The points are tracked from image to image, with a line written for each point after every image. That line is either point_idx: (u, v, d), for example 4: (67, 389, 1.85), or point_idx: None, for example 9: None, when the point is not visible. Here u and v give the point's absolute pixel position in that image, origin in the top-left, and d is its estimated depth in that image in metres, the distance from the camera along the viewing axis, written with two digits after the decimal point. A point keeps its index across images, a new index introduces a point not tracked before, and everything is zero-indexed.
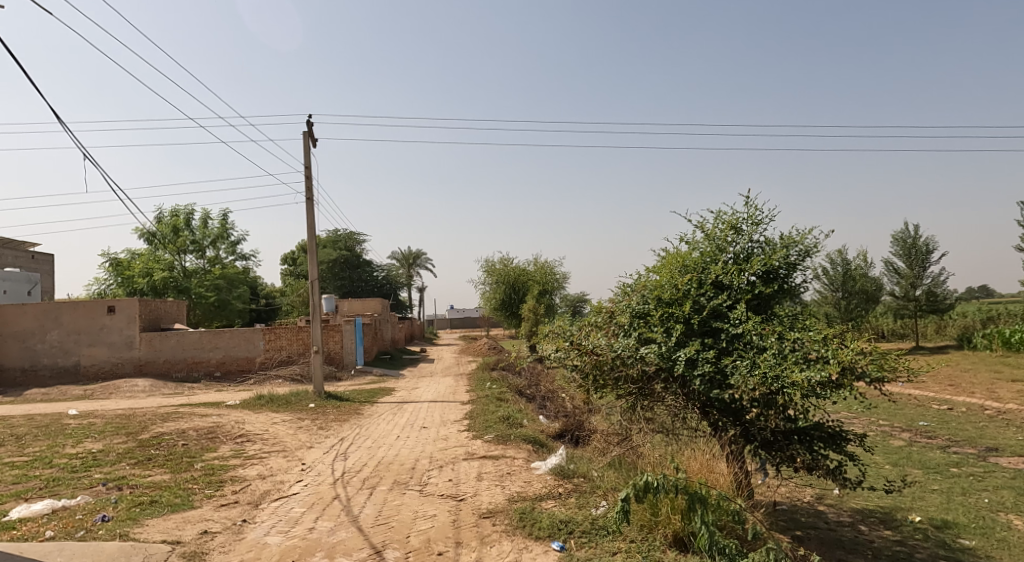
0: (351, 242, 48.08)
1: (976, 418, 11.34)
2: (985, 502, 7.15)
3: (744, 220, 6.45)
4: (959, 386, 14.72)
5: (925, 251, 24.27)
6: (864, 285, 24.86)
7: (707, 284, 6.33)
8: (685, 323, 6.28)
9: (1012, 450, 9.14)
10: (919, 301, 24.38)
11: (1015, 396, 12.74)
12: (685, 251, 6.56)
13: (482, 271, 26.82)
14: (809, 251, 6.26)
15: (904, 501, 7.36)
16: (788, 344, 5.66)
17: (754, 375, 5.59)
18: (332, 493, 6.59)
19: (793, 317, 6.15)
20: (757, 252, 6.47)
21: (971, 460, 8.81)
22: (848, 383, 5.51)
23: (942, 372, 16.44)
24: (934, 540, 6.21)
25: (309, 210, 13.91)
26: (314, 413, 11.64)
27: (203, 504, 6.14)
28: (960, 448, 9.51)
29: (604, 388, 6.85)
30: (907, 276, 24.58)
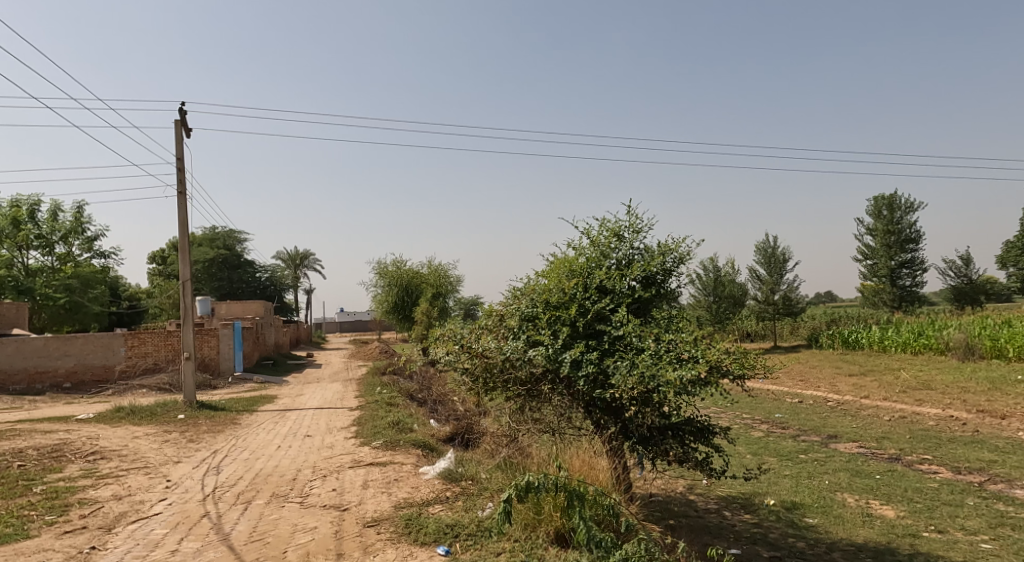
0: (229, 240, 45.44)
1: (821, 409, 12.76)
2: (827, 484, 8.07)
3: (626, 228, 6.88)
4: (808, 380, 16.46)
5: (783, 259, 26.82)
6: (732, 290, 27.03)
7: (592, 288, 6.68)
8: (571, 326, 6.58)
9: (849, 437, 10.35)
10: (777, 305, 26.89)
11: (852, 389, 14.44)
12: (572, 255, 6.89)
13: (373, 272, 26.30)
14: (683, 259, 6.78)
15: (762, 486, 8.14)
16: (664, 344, 6.11)
17: (633, 374, 5.95)
18: (201, 511, 6.25)
19: (668, 320, 6.63)
20: (637, 258, 6.92)
21: (816, 446, 9.90)
22: (714, 380, 6.05)
23: (795, 369, 18.29)
24: (785, 520, 6.96)
25: (181, 204, 13.04)
26: (182, 424, 10.92)
27: (42, 533, 5.61)
28: (807, 436, 10.65)
29: (494, 390, 7.05)
30: (768, 282, 27.02)
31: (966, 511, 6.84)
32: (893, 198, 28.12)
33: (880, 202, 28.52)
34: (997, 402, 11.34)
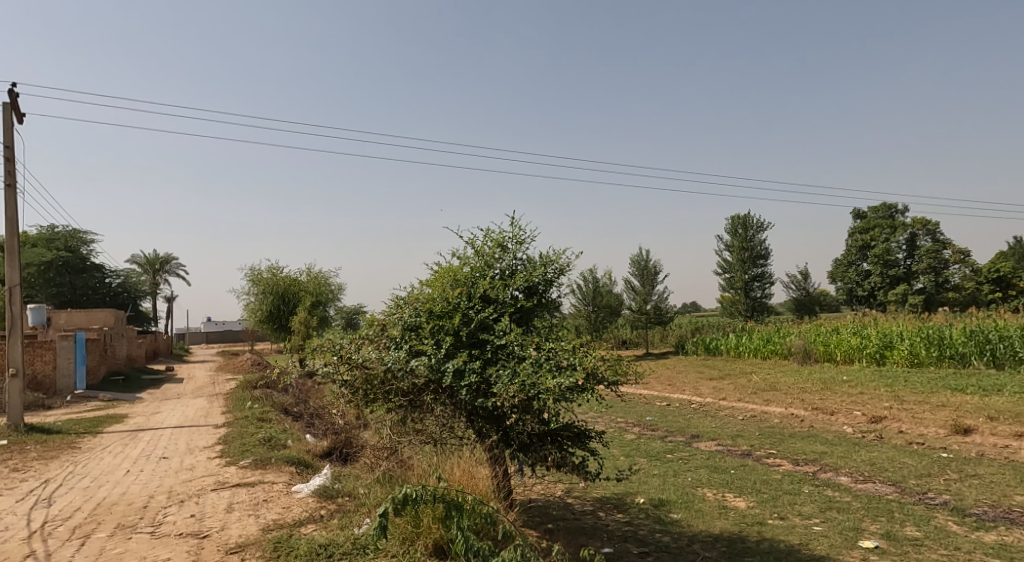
0: (74, 243, 40.95)
1: (686, 411, 13.72)
2: (689, 481, 8.69)
3: (510, 239, 7.04)
4: (676, 384, 17.64)
5: (654, 271, 28.56)
6: (609, 300, 28.33)
7: (476, 298, 6.79)
8: (454, 335, 6.63)
9: (709, 436, 11.22)
10: (649, 314, 28.57)
11: (713, 391, 15.67)
12: (457, 265, 6.95)
13: (245, 279, 24.83)
14: (563, 270, 7.06)
15: (632, 486, 8.62)
16: (544, 353, 6.31)
17: (514, 382, 6.09)
18: (26, 551, 5.60)
19: (549, 329, 6.86)
20: (520, 269, 7.10)
21: (681, 446, 10.64)
22: (590, 387, 6.32)
23: (664, 374, 19.53)
24: (653, 517, 7.42)
25: (9, 201, 11.64)
26: (7, 452, 9.68)
27: None
28: (673, 437, 11.42)
29: (375, 402, 6.93)
30: (641, 292, 28.68)
31: (803, 498, 7.65)
32: (746, 218, 30.93)
33: (736, 221, 31.25)
34: (829, 400, 12.80)
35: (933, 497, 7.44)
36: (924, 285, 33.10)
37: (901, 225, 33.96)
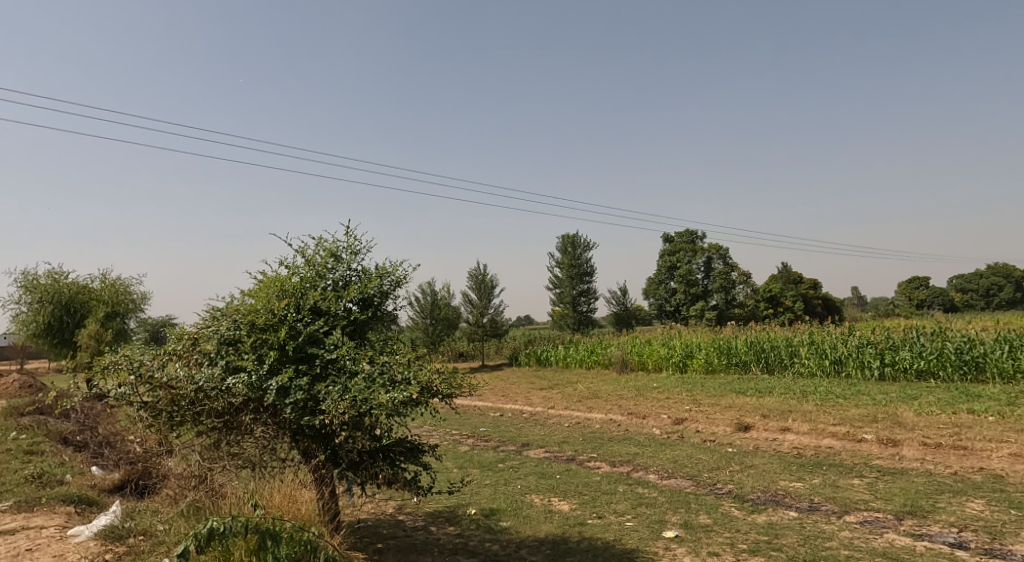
0: None
1: (518, 420, 14.13)
2: (518, 488, 8.92)
3: (344, 249, 6.75)
4: (508, 395, 18.11)
5: (491, 285, 29.21)
6: (447, 313, 28.38)
7: (305, 310, 6.40)
8: (280, 350, 6.18)
9: (538, 443, 11.64)
10: (486, 327, 29.12)
11: (543, 400, 16.32)
12: (284, 275, 6.50)
13: (18, 287, 21.22)
14: (400, 282, 6.91)
15: (464, 498, 8.63)
16: (378, 367, 6.09)
17: (345, 399, 5.82)
18: None
19: (384, 342, 6.66)
20: (354, 280, 6.83)
21: (512, 455, 10.90)
22: (424, 400, 6.22)
23: (497, 386, 19.96)
24: (484, 527, 7.49)
25: None
26: None
27: None
28: (505, 446, 11.67)
29: (181, 426, 6.27)
30: (477, 306, 29.12)
31: (618, 497, 8.20)
32: (574, 237, 32.84)
33: (566, 240, 33.05)
34: (643, 405, 13.95)
35: (721, 487, 8.36)
36: (718, 302, 37.62)
37: (700, 249, 38.37)
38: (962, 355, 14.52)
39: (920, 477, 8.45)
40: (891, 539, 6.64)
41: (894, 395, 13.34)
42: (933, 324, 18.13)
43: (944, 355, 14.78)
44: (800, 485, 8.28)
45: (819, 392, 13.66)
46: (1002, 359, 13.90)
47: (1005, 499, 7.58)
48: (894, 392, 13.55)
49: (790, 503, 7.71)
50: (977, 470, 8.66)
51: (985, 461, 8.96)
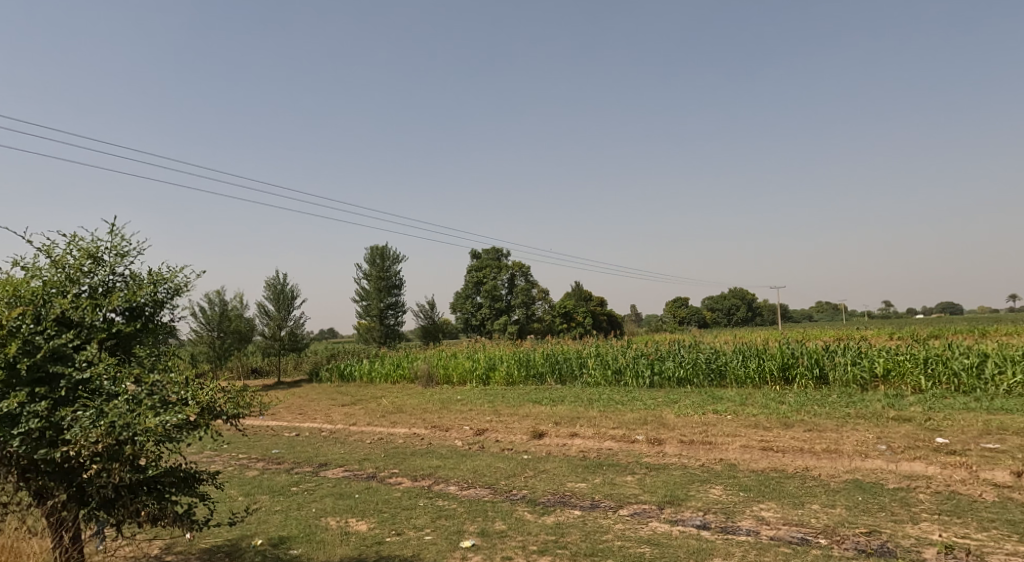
0: None
1: (315, 439, 13.47)
2: (313, 511, 8.51)
3: (106, 250, 5.92)
4: (305, 413, 17.20)
5: (291, 296, 27.59)
6: (238, 325, 26.16)
7: (48, 320, 5.48)
8: (9, 369, 5.21)
9: (337, 463, 11.21)
10: (283, 341, 27.38)
11: (343, 417, 15.77)
12: (21, 278, 5.52)
13: None
14: (178, 290, 6.23)
15: (250, 528, 7.99)
16: (146, 388, 5.41)
17: (98, 426, 5.09)
18: None
19: (155, 358, 5.92)
20: (119, 286, 6.01)
21: (306, 477, 10.35)
22: (203, 423, 5.65)
23: (294, 403, 18.86)
24: (270, 557, 7.02)
25: None
26: None
27: None
28: (300, 468, 11.05)
29: None
30: (275, 318, 27.27)
31: (417, 511, 8.21)
32: (383, 249, 32.41)
33: (374, 252, 32.46)
34: (445, 417, 14.16)
35: (515, 493, 8.77)
36: (520, 317, 39.67)
37: (504, 266, 40.16)
38: (711, 364, 17.20)
39: (677, 470, 9.70)
40: (654, 527, 7.53)
41: (660, 399, 15.20)
42: (696, 337, 21.11)
43: (698, 364, 17.28)
44: (583, 485, 9.01)
45: (601, 399, 15.04)
46: (738, 366, 16.87)
47: (737, 484, 9.02)
48: (661, 397, 15.45)
49: (574, 503, 8.35)
50: (718, 460, 10.19)
51: (724, 452, 10.58)
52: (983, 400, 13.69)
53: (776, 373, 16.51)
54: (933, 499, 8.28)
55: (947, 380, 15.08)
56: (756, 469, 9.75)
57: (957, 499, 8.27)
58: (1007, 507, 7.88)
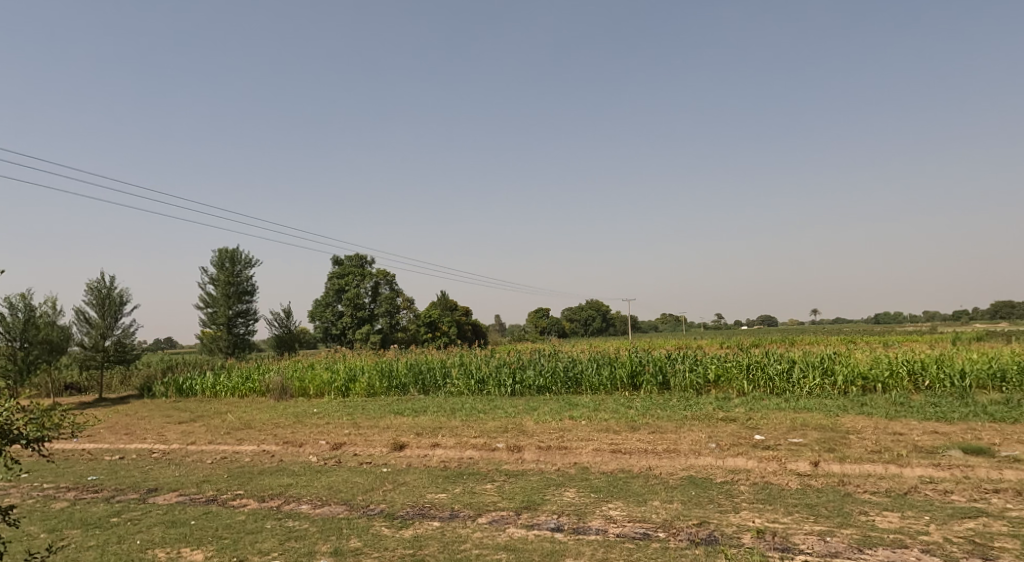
0: None
1: (142, 462, 12.05)
2: (137, 544, 7.57)
3: None
4: (133, 433, 15.38)
5: (119, 302, 24.76)
6: (49, 334, 22.86)
7: None
8: None
9: (168, 487, 10.09)
10: (108, 352, 24.44)
11: (178, 436, 14.29)
12: None
13: None
14: None
15: None
16: None
17: None
18: None
19: None
20: None
21: (130, 505, 9.19)
22: None
23: (119, 422, 16.81)
24: None
25: None
26: None
27: None
28: (122, 495, 9.80)
29: None
30: (98, 326, 24.28)
31: (263, 535, 7.59)
32: (233, 252, 30.25)
33: (222, 254, 30.17)
34: (297, 432, 13.34)
35: (373, 508, 8.42)
36: (383, 326, 38.88)
37: (368, 274, 39.08)
38: (568, 372, 17.87)
39: (534, 476, 9.87)
40: (510, 532, 7.57)
41: (520, 407, 15.46)
42: (555, 346, 21.86)
43: (556, 373, 17.87)
44: (442, 495, 8.86)
45: (463, 409, 14.98)
46: (592, 374, 17.67)
47: (589, 486, 9.34)
48: (521, 405, 15.71)
49: (433, 514, 8.17)
50: (572, 464, 10.50)
51: (578, 456, 10.94)
52: (792, 400, 15.51)
53: (625, 380, 17.50)
54: (752, 489, 9.13)
55: (765, 384, 16.91)
56: (605, 470, 10.18)
57: (772, 488, 9.19)
58: (807, 492, 8.88)
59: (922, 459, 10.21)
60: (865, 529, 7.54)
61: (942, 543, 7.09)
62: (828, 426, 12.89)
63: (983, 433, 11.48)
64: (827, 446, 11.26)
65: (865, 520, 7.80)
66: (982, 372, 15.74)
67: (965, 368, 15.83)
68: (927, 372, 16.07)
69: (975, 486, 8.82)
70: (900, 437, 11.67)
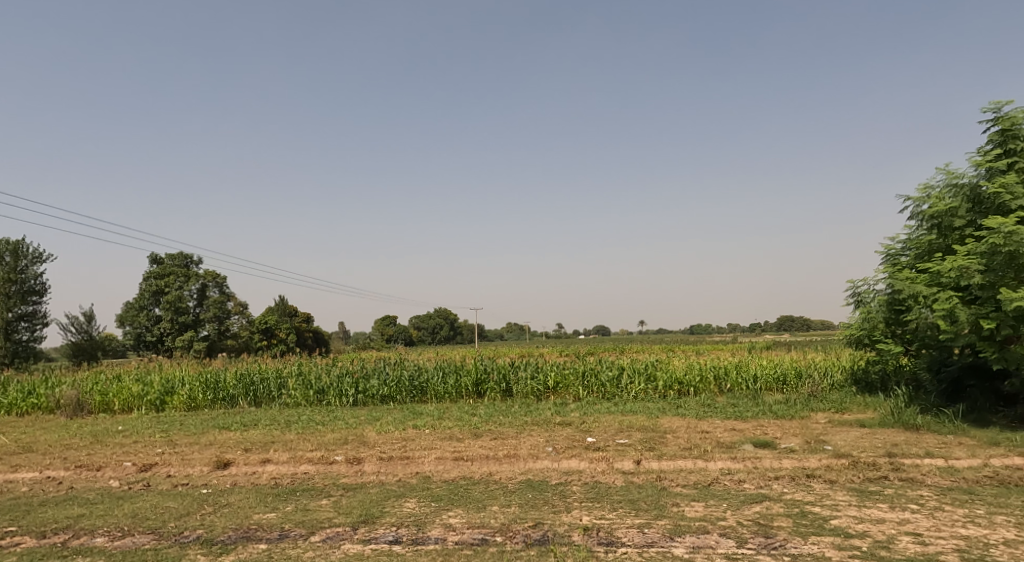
0: None
1: None
2: None
3: None
4: None
5: None
6: None
7: None
8: None
9: None
10: None
11: None
12: None
13: None
14: None
15: None
16: None
17: None
18: None
19: None
20: None
21: None
22: None
23: None
24: None
25: None
26: None
27: None
28: None
29: None
30: None
31: None
32: (16, 246, 26.63)
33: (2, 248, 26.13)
34: (97, 454, 11.89)
35: (187, 535, 7.80)
36: (210, 332, 36.04)
37: (193, 275, 36.03)
38: (413, 381, 17.79)
39: (374, 488, 9.72)
40: (345, 549, 7.42)
41: (362, 418, 15.13)
42: (396, 354, 21.70)
43: (401, 382, 17.72)
44: (271, 515, 8.43)
45: (300, 421, 14.32)
46: (438, 383, 17.75)
47: (430, 495, 9.41)
48: (362, 415, 15.39)
49: (259, 536, 7.76)
50: (414, 474, 10.49)
51: (420, 466, 10.96)
52: (619, 405, 16.77)
53: (470, 388, 17.81)
54: (583, 489, 9.77)
55: (598, 389, 18.11)
56: (447, 478, 10.31)
57: (600, 486, 9.90)
58: (630, 489, 9.69)
59: (723, 453, 11.58)
60: (675, 519, 8.40)
61: (736, 526, 8.10)
62: (649, 427, 14.13)
63: (770, 429, 13.28)
64: (648, 445, 12.37)
65: (676, 511, 8.69)
66: (771, 376, 18.19)
67: (758, 373, 18.20)
68: (729, 377, 18.23)
69: (761, 474, 10.18)
70: (706, 435, 13.12)
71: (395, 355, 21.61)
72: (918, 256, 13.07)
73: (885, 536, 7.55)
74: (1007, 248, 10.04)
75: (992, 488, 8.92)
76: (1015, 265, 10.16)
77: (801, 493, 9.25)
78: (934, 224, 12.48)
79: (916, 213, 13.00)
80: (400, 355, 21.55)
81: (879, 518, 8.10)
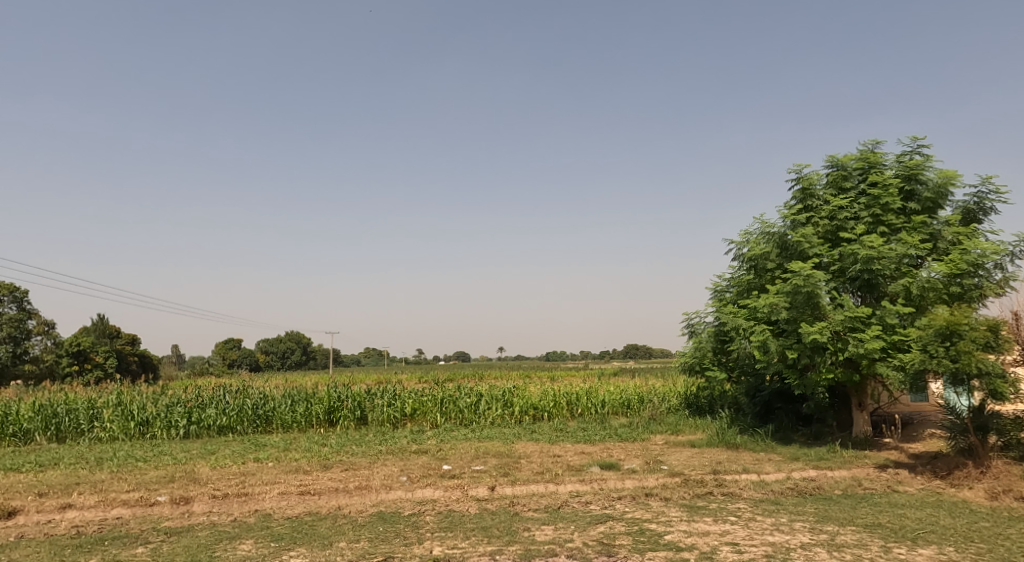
0: None
1: None
2: None
3: None
4: None
5: None
6: None
7: None
8: None
9: None
10: None
11: None
12: None
13: None
14: None
15: None
16: None
17: None
18: None
19: None
20: None
21: None
22: None
23: None
24: None
25: None
26: None
27: None
28: None
29: None
30: None
31: None
32: None
33: None
34: None
35: None
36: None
37: None
38: (257, 410, 16.64)
39: (203, 530, 8.88)
40: None
41: (194, 452, 13.86)
42: (230, 382, 20.24)
43: (243, 411, 16.50)
44: None
45: (116, 458, 12.83)
46: (286, 412, 16.77)
47: (269, 535, 8.78)
48: (195, 449, 14.13)
49: None
50: (252, 512, 9.76)
51: (259, 503, 10.21)
52: (476, 431, 16.86)
53: (321, 416, 17.00)
54: (436, 518, 9.64)
55: (455, 416, 18.08)
56: (290, 515, 9.70)
57: (453, 515, 9.82)
58: (483, 516, 9.73)
59: (571, 476, 12.01)
60: (526, 544, 8.54)
61: (581, 547, 8.37)
62: (503, 452, 14.31)
63: (614, 451, 14.01)
64: (502, 471, 12.51)
65: (527, 536, 8.84)
66: (616, 401, 19.26)
67: (605, 398, 19.19)
68: (580, 403, 19.03)
69: (605, 495, 10.68)
70: (557, 459, 13.55)
71: (227, 382, 20.15)
72: (740, 294, 14.63)
73: (708, 548, 8.18)
74: (806, 289, 11.51)
75: (793, 498, 10.06)
76: (812, 303, 11.68)
77: (640, 512, 9.82)
78: (752, 266, 14.06)
79: (738, 255, 14.56)
80: (233, 382, 20.13)
81: (704, 531, 8.79)
